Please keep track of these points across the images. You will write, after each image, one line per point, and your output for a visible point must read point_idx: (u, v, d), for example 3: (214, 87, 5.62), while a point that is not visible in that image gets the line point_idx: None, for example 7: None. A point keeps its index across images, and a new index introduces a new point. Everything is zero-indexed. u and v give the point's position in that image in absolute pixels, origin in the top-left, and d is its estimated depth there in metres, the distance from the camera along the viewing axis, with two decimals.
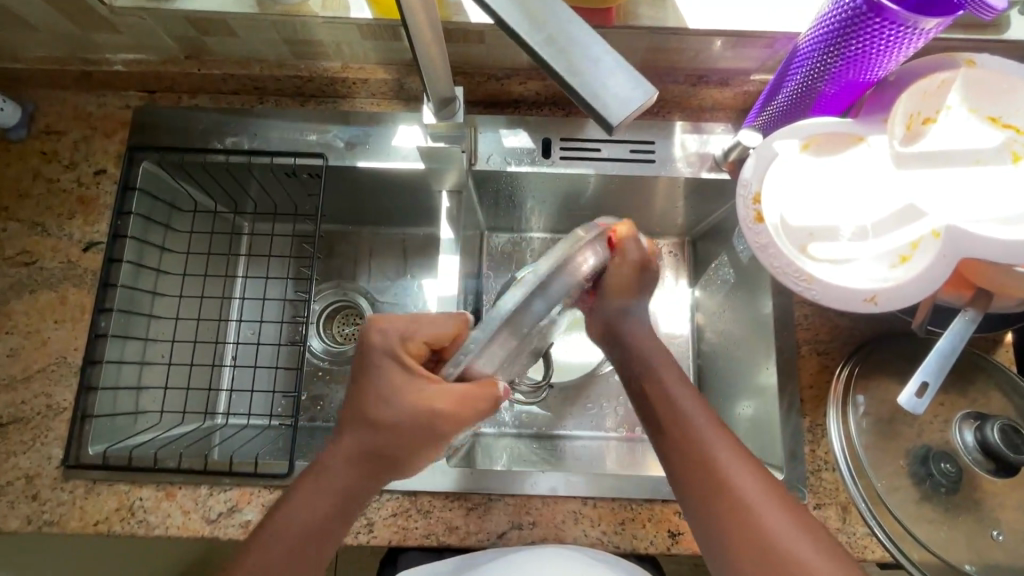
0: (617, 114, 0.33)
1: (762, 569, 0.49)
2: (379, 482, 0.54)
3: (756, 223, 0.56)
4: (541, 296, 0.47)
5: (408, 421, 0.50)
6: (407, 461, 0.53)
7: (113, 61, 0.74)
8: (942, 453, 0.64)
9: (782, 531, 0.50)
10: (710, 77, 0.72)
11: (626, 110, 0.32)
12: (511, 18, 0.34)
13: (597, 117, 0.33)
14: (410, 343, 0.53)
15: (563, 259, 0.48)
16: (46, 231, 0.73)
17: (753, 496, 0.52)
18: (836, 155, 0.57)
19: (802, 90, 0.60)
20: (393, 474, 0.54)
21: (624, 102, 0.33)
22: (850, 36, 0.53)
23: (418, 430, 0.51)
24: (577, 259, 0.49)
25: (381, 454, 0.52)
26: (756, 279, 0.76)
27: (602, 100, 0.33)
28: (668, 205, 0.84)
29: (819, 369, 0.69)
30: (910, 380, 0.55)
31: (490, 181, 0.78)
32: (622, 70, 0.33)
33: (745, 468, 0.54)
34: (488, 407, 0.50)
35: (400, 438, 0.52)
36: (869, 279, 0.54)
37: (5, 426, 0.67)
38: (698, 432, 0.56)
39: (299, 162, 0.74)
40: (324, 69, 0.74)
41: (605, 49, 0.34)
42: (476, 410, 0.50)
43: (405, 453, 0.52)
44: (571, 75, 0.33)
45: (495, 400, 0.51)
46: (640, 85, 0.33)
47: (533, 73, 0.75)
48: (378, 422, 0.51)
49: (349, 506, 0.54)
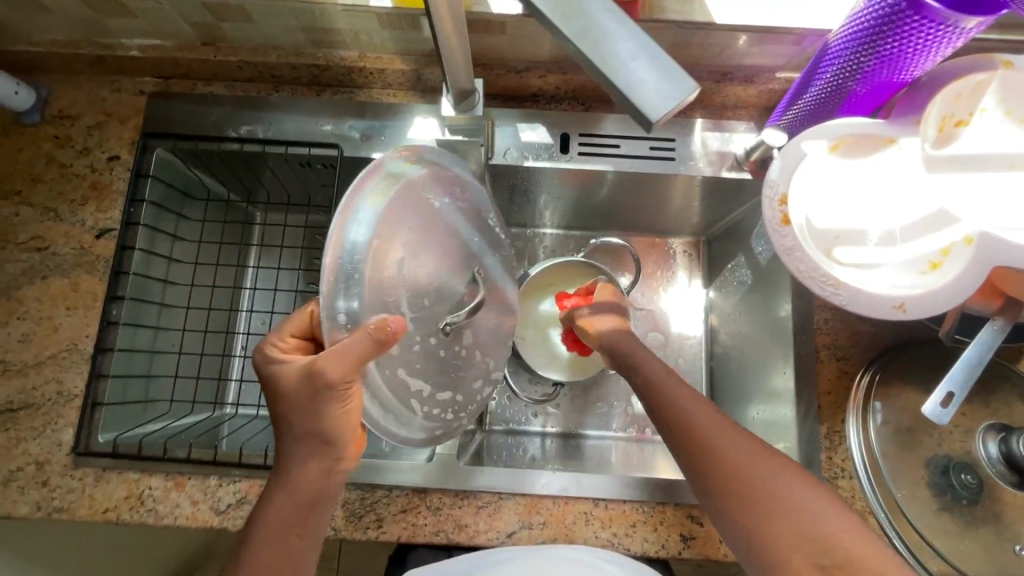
0: (656, 109, 0.31)
1: (791, 542, 0.46)
2: (331, 460, 0.52)
3: (783, 226, 0.54)
4: (360, 229, 0.46)
5: (310, 399, 0.49)
6: (339, 432, 0.51)
7: (128, 46, 0.73)
8: (962, 463, 0.63)
9: (779, 498, 0.48)
10: (734, 74, 0.71)
11: (664, 104, 0.31)
12: (545, 5, 0.33)
13: (635, 112, 0.32)
14: (281, 343, 0.54)
15: (366, 190, 0.47)
16: (58, 217, 0.72)
17: (739, 464, 0.50)
18: (866, 157, 0.55)
19: (831, 90, 0.59)
20: (340, 447, 0.52)
21: (664, 97, 0.31)
22: (884, 34, 0.52)
23: (324, 402, 0.49)
24: (393, 189, 0.50)
25: (311, 434, 0.51)
26: (774, 281, 0.75)
27: (641, 94, 0.32)
28: (685, 203, 0.83)
29: (838, 375, 0.68)
30: (935, 390, 0.54)
31: (505, 176, 0.77)
32: (663, 62, 0.32)
33: (740, 441, 0.52)
34: (370, 347, 0.45)
35: (314, 416, 0.50)
36: (898, 286, 0.53)
37: (16, 412, 0.67)
38: (690, 412, 0.55)
39: (314, 152, 0.72)
40: (341, 58, 0.73)
41: (646, 41, 0.32)
42: (356, 356, 0.45)
43: (331, 426, 0.50)
44: (610, 68, 0.32)
45: (378, 338, 0.45)
46: (681, 80, 0.32)
47: (553, 67, 0.73)
48: (290, 410, 0.50)
49: (319, 494, 0.52)
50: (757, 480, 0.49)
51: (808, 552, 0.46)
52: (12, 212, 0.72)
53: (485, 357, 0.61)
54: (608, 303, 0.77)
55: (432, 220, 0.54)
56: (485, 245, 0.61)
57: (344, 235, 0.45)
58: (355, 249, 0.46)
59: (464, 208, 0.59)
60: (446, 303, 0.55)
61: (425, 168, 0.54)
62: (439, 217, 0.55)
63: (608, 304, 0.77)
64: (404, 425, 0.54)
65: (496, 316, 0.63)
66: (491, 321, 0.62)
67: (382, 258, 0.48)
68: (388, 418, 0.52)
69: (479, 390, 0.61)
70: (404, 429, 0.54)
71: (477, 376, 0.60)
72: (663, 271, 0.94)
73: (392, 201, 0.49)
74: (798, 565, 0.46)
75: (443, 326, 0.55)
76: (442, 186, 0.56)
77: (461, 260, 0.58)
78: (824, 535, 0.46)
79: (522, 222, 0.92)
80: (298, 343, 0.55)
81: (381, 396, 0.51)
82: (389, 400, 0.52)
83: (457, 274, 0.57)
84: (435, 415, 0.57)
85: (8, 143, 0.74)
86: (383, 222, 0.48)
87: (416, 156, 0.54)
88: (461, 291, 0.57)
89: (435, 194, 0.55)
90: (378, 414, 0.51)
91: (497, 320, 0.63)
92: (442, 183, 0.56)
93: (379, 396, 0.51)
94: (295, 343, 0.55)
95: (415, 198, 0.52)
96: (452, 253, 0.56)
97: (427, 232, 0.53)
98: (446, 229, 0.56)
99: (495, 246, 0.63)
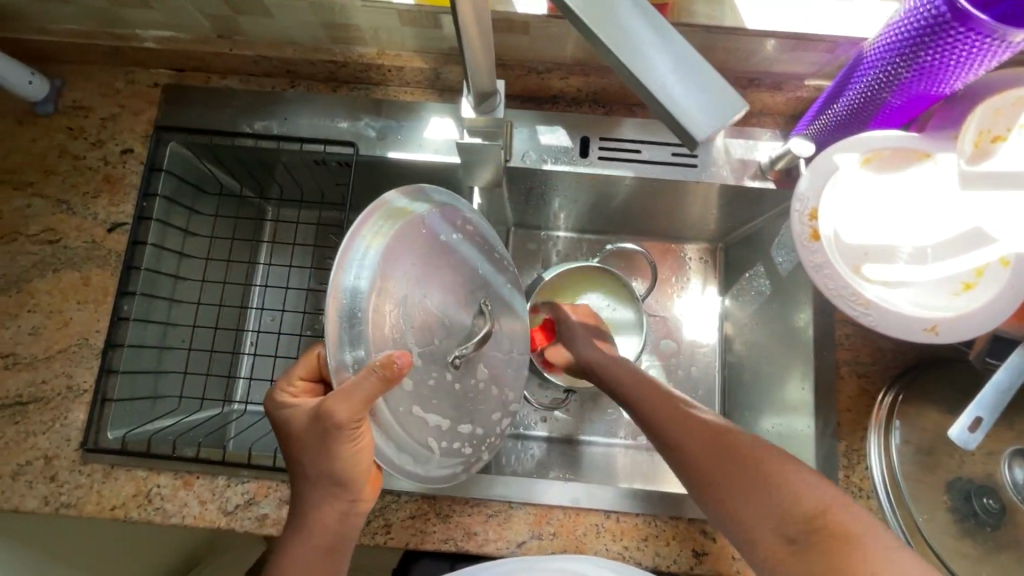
0: (702, 127, 0.30)
1: (769, 517, 0.50)
2: (346, 503, 0.53)
3: (812, 241, 0.52)
4: (359, 275, 0.48)
5: (321, 442, 0.49)
6: (349, 474, 0.51)
7: (144, 38, 0.72)
8: (984, 487, 0.61)
9: (738, 479, 0.52)
10: (762, 80, 0.69)
11: (708, 121, 0.30)
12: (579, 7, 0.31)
13: (679, 129, 0.31)
14: (290, 387, 0.55)
15: (362, 237, 0.49)
16: (70, 209, 0.71)
17: (700, 449, 0.56)
18: (899, 172, 0.54)
19: (865, 100, 0.57)
20: (353, 489, 0.53)
21: (711, 114, 0.30)
22: (924, 45, 0.49)
23: (334, 441, 0.49)
24: (391, 232, 0.51)
25: (322, 477, 0.52)
26: (793, 293, 0.73)
27: (687, 110, 0.30)
28: (703, 210, 0.81)
29: (858, 392, 0.66)
30: (963, 414, 0.53)
31: (522, 178, 0.76)
32: (706, 79, 0.31)
33: (706, 434, 0.57)
34: (376, 384, 0.45)
35: (324, 458, 0.50)
36: (928, 309, 0.52)
37: (25, 405, 0.66)
38: (659, 420, 0.61)
39: (330, 150, 0.72)
40: (359, 54, 0.72)
41: (689, 54, 0.31)
42: (363, 395, 0.45)
43: (341, 468, 0.51)
44: (655, 80, 0.31)
45: (384, 375, 0.44)
46: (728, 96, 0.31)
47: (576, 69, 0.71)
48: (304, 455, 0.52)
49: (336, 538, 0.54)
50: (714, 463, 0.54)
51: (777, 525, 0.49)
52: (24, 204, 0.71)
53: (502, 388, 0.62)
54: (590, 328, 0.81)
55: (433, 258, 0.55)
56: (492, 274, 0.62)
57: (342, 283, 0.47)
58: (356, 294, 0.47)
59: (469, 242, 0.59)
60: (455, 336, 0.56)
61: (425, 207, 0.55)
62: (441, 253, 0.56)
63: (590, 328, 0.81)
64: (420, 461, 0.55)
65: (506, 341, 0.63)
66: (501, 351, 0.62)
67: (388, 300, 0.50)
68: (403, 456, 0.53)
69: (497, 422, 0.62)
70: (421, 467, 0.55)
71: (495, 407, 0.61)
72: (677, 278, 0.92)
73: (390, 245, 0.50)
74: (768, 539, 0.49)
75: (452, 359, 0.55)
76: (445, 222, 0.56)
77: (467, 293, 0.58)
78: (784, 506, 0.49)
79: (536, 224, 0.90)
80: (307, 386, 0.56)
81: (393, 435, 0.52)
82: (402, 438, 0.52)
83: (463, 308, 0.57)
84: (452, 449, 0.57)
85: (20, 133, 0.73)
86: (387, 264, 0.50)
87: (415, 195, 0.54)
88: (469, 323, 0.57)
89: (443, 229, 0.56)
90: (392, 452, 0.52)
91: (508, 352, 0.63)
92: (445, 219, 0.56)
93: (390, 434, 0.51)
94: (304, 386, 0.56)
95: (416, 239, 0.53)
96: (457, 287, 0.57)
97: (431, 272, 0.54)
98: (450, 263, 0.56)
99: (504, 274, 0.63)
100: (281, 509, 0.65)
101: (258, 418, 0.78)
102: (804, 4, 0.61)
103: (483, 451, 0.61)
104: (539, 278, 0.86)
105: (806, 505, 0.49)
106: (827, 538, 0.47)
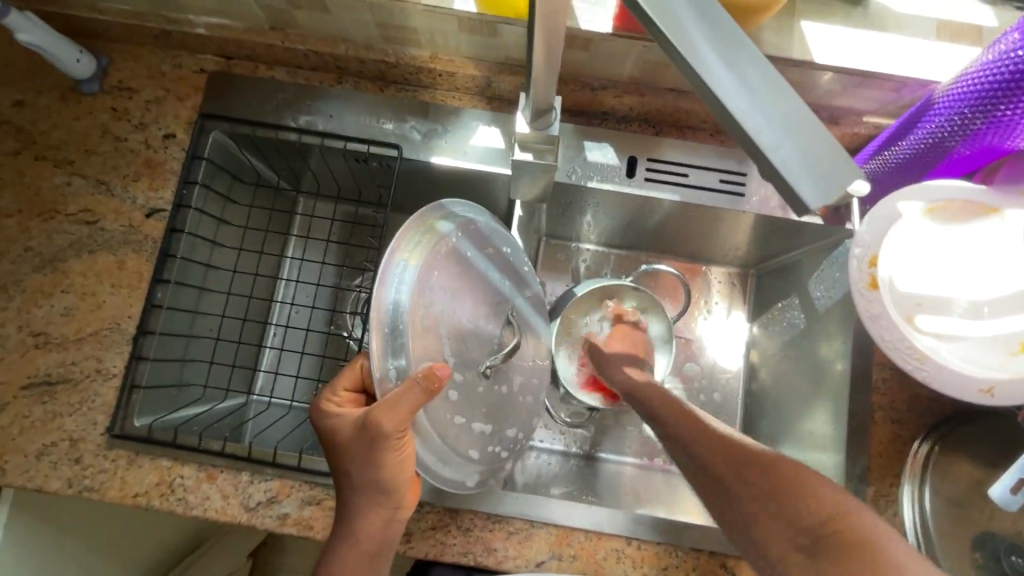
0: (811, 196, 0.31)
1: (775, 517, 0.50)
2: (391, 509, 0.53)
3: (869, 290, 0.53)
4: (399, 290, 0.48)
5: (367, 449, 0.49)
6: (393, 482, 0.51)
7: (195, 23, 0.71)
8: (1013, 545, 0.61)
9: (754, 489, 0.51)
10: (821, 113, 0.67)
11: (823, 193, 0.31)
12: (704, 51, 0.31)
13: (789, 195, 0.31)
14: (335, 397, 0.55)
15: (402, 253, 0.49)
16: (110, 191, 0.71)
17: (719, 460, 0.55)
18: (964, 224, 0.54)
19: (931, 144, 0.56)
20: (398, 496, 0.53)
21: (821, 186, 0.31)
22: (1007, 99, 0.48)
23: (380, 450, 0.49)
24: (426, 246, 0.51)
25: (368, 485, 0.51)
26: (828, 329, 0.72)
27: (797, 178, 0.30)
28: (739, 238, 0.80)
29: (891, 437, 0.66)
30: (1005, 474, 0.53)
31: (564, 193, 0.75)
32: (821, 146, 0.31)
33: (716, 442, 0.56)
34: (420, 396, 0.45)
35: (370, 466, 0.50)
36: (984, 367, 0.51)
37: (53, 385, 0.66)
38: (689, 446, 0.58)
39: (373, 150, 0.70)
40: (411, 56, 0.71)
41: (803, 115, 0.31)
42: (408, 406, 0.46)
43: (385, 475, 0.51)
44: (768, 139, 0.31)
45: (428, 387, 0.45)
46: (843, 165, 0.31)
47: (630, 87, 0.71)
48: (349, 463, 0.51)
49: (382, 542, 0.53)
50: (729, 468, 0.54)
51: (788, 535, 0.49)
52: (64, 181, 0.71)
53: (527, 395, 0.62)
54: (620, 355, 0.77)
55: (463, 270, 0.55)
56: (519, 291, 0.62)
57: (384, 299, 0.47)
58: (397, 311, 0.48)
59: (495, 254, 0.59)
60: (484, 347, 0.56)
61: (456, 222, 0.55)
62: (470, 266, 0.56)
63: (621, 356, 0.77)
64: (451, 467, 0.55)
65: (533, 350, 0.63)
66: (527, 360, 0.62)
67: (427, 315, 0.50)
68: (445, 468, 0.54)
69: (531, 426, 0.62)
70: (456, 474, 0.56)
71: (531, 411, 0.62)
72: (704, 300, 0.90)
73: (426, 260, 0.51)
74: (782, 547, 0.49)
75: (483, 369, 0.55)
76: (473, 238, 0.56)
77: (494, 304, 0.58)
78: (800, 515, 0.49)
79: (567, 236, 0.89)
80: (352, 396, 0.56)
81: (433, 444, 0.53)
82: (443, 449, 0.53)
83: (492, 319, 0.58)
84: (488, 453, 0.58)
85: (63, 110, 0.72)
86: (426, 280, 0.51)
87: (446, 209, 0.54)
88: (498, 335, 0.58)
89: (474, 244, 0.56)
90: (431, 461, 0.53)
91: (534, 361, 0.63)
92: (473, 233, 0.56)
93: (429, 442, 0.52)
94: (348, 396, 0.56)
95: (447, 253, 0.53)
96: (487, 301, 0.57)
97: (461, 287, 0.55)
98: (477, 279, 0.56)
99: (523, 288, 0.62)
100: (302, 509, 0.65)
101: (279, 413, 0.78)
102: (873, 42, 0.60)
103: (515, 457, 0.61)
104: (570, 292, 0.82)
105: (813, 508, 0.49)
106: (837, 541, 0.46)
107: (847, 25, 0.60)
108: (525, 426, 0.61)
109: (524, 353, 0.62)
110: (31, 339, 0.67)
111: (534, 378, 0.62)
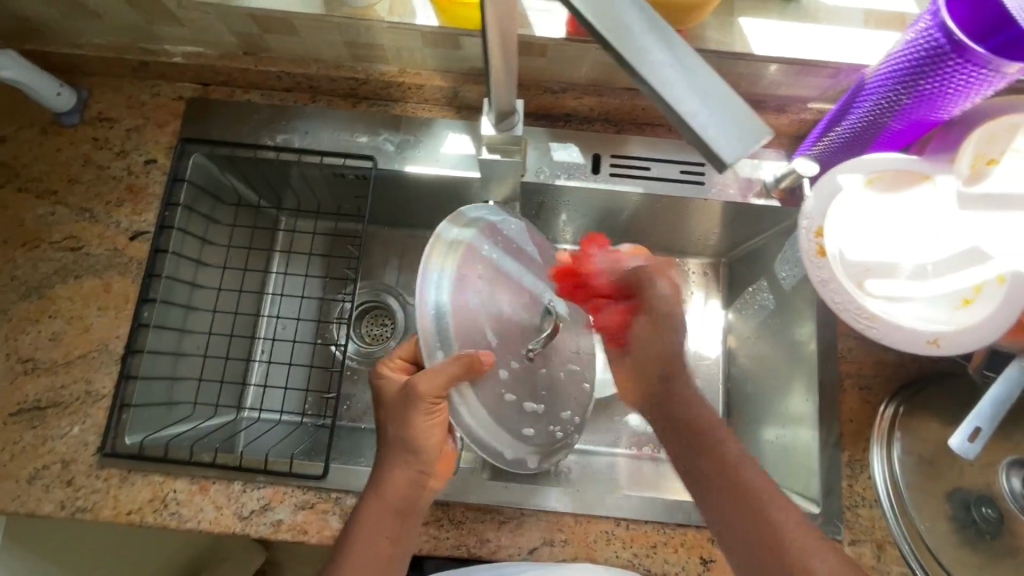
0: (731, 151, 0.33)
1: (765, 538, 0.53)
2: (416, 473, 0.56)
3: (819, 257, 0.57)
4: (438, 291, 0.55)
5: (405, 409, 0.54)
6: (424, 445, 0.56)
7: (172, 53, 0.74)
8: (982, 497, 0.64)
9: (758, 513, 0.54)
10: (768, 102, 0.71)
11: (741, 147, 0.32)
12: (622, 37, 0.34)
13: (710, 153, 0.33)
14: (389, 362, 0.59)
15: (436, 259, 0.56)
16: (93, 217, 0.73)
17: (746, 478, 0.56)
18: (899, 194, 0.59)
19: (866, 123, 0.60)
20: (426, 459, 0.56)
21: (737, 141, 0.33)
22: (925, 73, 0.52)
23: (415, 411, 0.54)
24: (459, 250, 0.57)
25: (400, 443, 0.56)
26: (794, 306, 0.76)
27: (715, 135, 0.33)
28: (707, 227, 0.84)
29: (861, 403, 0.69)
30: (962, 424, 0.56)
31: (537, 195, 0.78)
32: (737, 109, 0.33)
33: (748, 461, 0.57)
34: (460, 368, 0.51)
35: (407, 425, 0.55)
36: (929, 322, 0.55)
37: (43, 410, 0.67)
38: (722, 457, 0.57)
39: (348, 162, 0.73)
40: (380, 72, 0.75)
41: (720, 88, 0.34)
42: (446, 377, 0.52)
43: (417, 436, 0.55)
44: (688, 107, 0.33)
45: (469, 363, 0.51)
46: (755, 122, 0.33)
47: (589, 89, 0.75)
48: (389, 422, 0.56)
49: (406, 503, 0.56)
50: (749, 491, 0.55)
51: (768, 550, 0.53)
52: (47, 211, 0.73)
53: (580, 382, 0.64)
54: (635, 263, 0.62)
55: (498, 267, 0.60)
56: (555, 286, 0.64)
57: (427, 301, 0.54)
58: (439, 310, 0.55)
59: (529, 253, 0.64)
60: (526, 333, 0.60)
61: (480, 226, 0.61)
62: (502, 263, 0.61)
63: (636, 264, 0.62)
64: (510, 447, 0.58)
65: (576, 342, 0.65)
66: (571, 348, 0.64)
67: (468, 311, 0.56)
68: (492, 443, 0.57)
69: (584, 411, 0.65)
70: (515, 454, 0.59)
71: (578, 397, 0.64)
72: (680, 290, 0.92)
73: (460, 262, 0.57)
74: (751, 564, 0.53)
75: (527, 352, 0.59)
76: (502, 239, 0.62)
77: (530, 295, 0.61)
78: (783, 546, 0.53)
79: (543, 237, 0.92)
80: (403, 364, 0.60)
81: (482, 419, 0.56)
82: (492, 427, 0.57)
83: (531, 309, 0.61)
84: (545, 434, 0.61)
85: (44, 143, 0.75)
86: (466, 281, 0.57)
87: (470, 217, 0.61)
88: (537, 322, 0.61)
89: (506, 243, 0.62)
90: (482, 434, 0.56)
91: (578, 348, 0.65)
92: (501, 234, 0.62)
93: (478, 415, 0.56)
94: (401, 364, 0.60)
95: (478, 254, 0.59)
96: (522, 292, 0.61)
97: (499, 282, 0.60)
98: (511, 274, 0.61)
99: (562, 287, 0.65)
100: (297, 514, 0.66)
101: (270, 425, 0.79)
102: (808, 34, 0.64)
103: (572, 441, 0.64)
104: None
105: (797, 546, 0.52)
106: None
107: (783, 19, 0.65)
108: (581, 409, 0.64)
109: (567, 343, 0.64)
110: (19, 366, 0.68)
111: (580, 368, 0.65)
